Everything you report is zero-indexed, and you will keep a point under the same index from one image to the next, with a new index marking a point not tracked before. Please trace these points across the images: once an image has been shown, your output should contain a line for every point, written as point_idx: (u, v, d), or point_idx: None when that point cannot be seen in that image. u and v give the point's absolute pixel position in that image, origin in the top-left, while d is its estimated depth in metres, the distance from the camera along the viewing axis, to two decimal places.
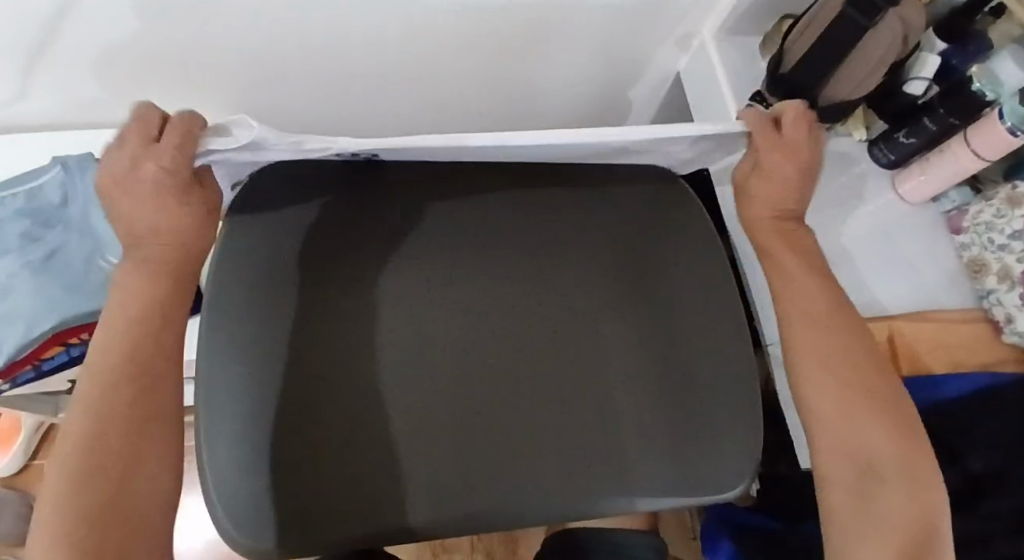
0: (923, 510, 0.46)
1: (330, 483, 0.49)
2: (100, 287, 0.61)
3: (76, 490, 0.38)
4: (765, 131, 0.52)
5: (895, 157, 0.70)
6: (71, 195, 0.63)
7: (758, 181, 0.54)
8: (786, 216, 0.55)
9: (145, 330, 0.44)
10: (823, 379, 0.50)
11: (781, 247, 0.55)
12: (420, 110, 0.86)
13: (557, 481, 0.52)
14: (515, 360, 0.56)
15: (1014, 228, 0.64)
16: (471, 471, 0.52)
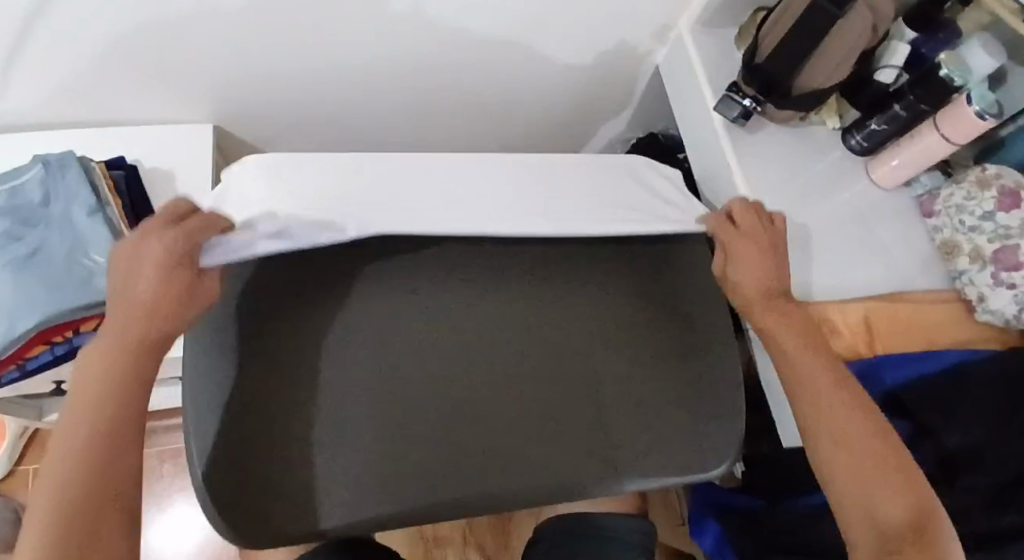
0: None
1: (272, 467, 0.49)
2: (83, 284, 0.60)
3: (56, 490, 0.40)
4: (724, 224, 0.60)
5: (868, 145, 0.72)
6: (55, 193, 0.63)
7: (737, 265, 0.57)
8: (773, 293, 0.57)
9: (124, 340, 0.44)
10: (833, 447, 0.49)
11: (776, 321, 0.56)
12: (406, 107, 0.86)
13: (485, 477, 0.51)
14: (465, 366, 0.55)
15: (984, 210, 0.66)
16: (406, 476, 0.50)
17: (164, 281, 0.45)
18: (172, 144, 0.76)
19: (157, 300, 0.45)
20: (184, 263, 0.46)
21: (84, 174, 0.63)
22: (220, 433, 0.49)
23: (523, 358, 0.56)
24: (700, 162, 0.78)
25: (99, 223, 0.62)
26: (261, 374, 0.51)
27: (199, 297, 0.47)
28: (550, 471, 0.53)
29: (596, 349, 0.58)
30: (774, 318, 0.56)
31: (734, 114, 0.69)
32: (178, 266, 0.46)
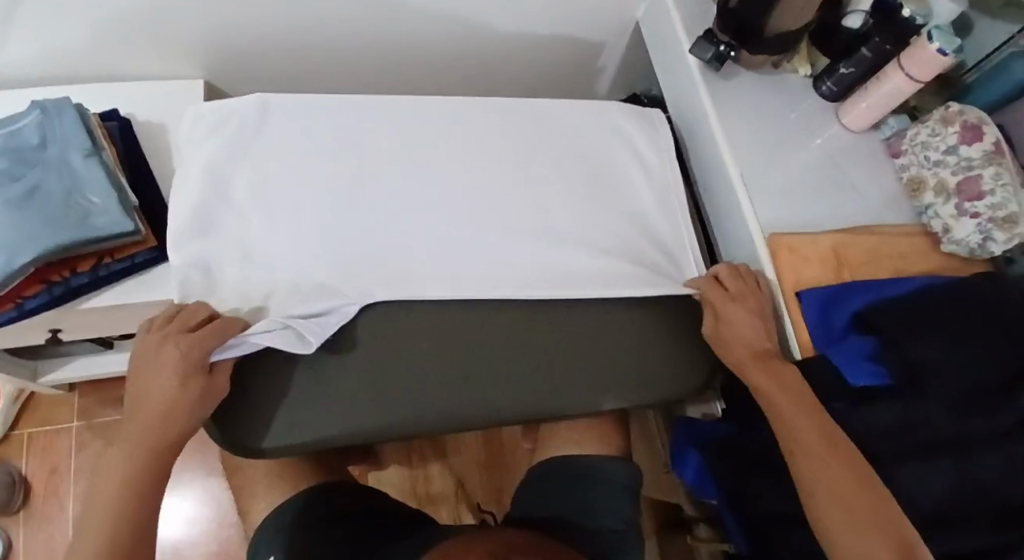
0: None
1: (249, 394, 0.58)
2: (81, 221, 0.62)
3: (98, 530, 0.49)
4: (713, 291, 0.65)
5: (838, 89, 0.75)
6: (50, 136, 0.65)
7: (726, 327, 0.63)
8: (763, 354, 0.61)
9: (152, 419, 0.52)
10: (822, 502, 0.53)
11: (763, 377, 0.59)
12: (386, 57, 0.87)
13: (423, 410, 0.58)
14: (435, 324, 0.62)
15: (947, 145, 0.67)
16: (383, 409, 0.58)
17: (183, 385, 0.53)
18: (160, 98, 0.77)
19: (174, 389, 0.52)
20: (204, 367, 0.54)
21: (81, 119, 0.65)
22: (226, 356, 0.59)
23: (485, 314, 0.63)
24: (678, 110, 0.81)
25: (95, 165, 0.65)
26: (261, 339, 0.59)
27: (216, 387, 0.55)
28: (507, 409, 0.60)
29: (554, 311, 0.64)
30: (766, 379, 0.59)
31: (707, 56, 0.72)
32: (198, 371, 0.54)
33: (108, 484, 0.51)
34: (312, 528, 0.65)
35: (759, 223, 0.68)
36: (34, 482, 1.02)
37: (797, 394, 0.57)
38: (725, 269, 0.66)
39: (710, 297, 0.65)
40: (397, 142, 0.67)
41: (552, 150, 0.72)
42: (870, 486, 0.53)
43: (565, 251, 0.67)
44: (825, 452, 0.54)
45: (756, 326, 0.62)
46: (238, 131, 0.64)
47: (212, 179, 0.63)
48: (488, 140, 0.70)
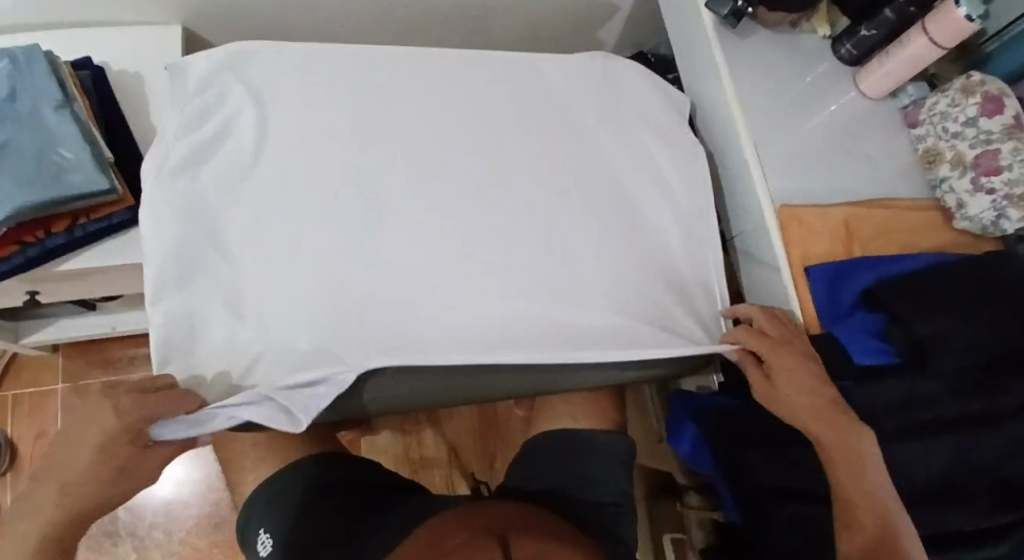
0: None
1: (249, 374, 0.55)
2: (57, 180, 0.59)
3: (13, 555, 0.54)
4: (759, 339, 0.60)
5: (858, 53, 0.71)
6: (19, 87, 0.60)
7: (781, 383, 0.57)
8: (825, 410, 0.55)
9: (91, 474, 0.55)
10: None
11: (825, 433, 0.55)
12: (378, 4, 0.81)
13: (441, 384, 0.56)
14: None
15: (967, 116, 0.64)
16: (395, 382, 0.56)
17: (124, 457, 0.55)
18: (137, 49, 0.72)
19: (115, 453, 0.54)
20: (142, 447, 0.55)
21: (53, 71, 0.61)
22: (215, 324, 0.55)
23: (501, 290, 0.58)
24: (688, 70, 0.76)
25: (67, 119, 0.60)
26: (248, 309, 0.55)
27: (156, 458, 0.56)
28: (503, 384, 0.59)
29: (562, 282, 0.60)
30: (830, 434, 0.55)
31: (724, 12, 0.67)
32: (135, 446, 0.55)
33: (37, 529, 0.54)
34: (304, 500, 0.64)
35: (769, 193, 0.65)
36: (20, 445, 1.01)
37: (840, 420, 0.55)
38: (764, 315, 0.61)
39: (756, 347, 0.60)
40: (398, 142, 0.61)
41: (565, 139, 0.66)
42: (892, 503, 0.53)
43: (585, 289, 0.61)
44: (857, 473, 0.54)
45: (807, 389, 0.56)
46: (221, 139, 0.58)
47: (192, 208, 0.56)
48: (493, 100, 0.66)
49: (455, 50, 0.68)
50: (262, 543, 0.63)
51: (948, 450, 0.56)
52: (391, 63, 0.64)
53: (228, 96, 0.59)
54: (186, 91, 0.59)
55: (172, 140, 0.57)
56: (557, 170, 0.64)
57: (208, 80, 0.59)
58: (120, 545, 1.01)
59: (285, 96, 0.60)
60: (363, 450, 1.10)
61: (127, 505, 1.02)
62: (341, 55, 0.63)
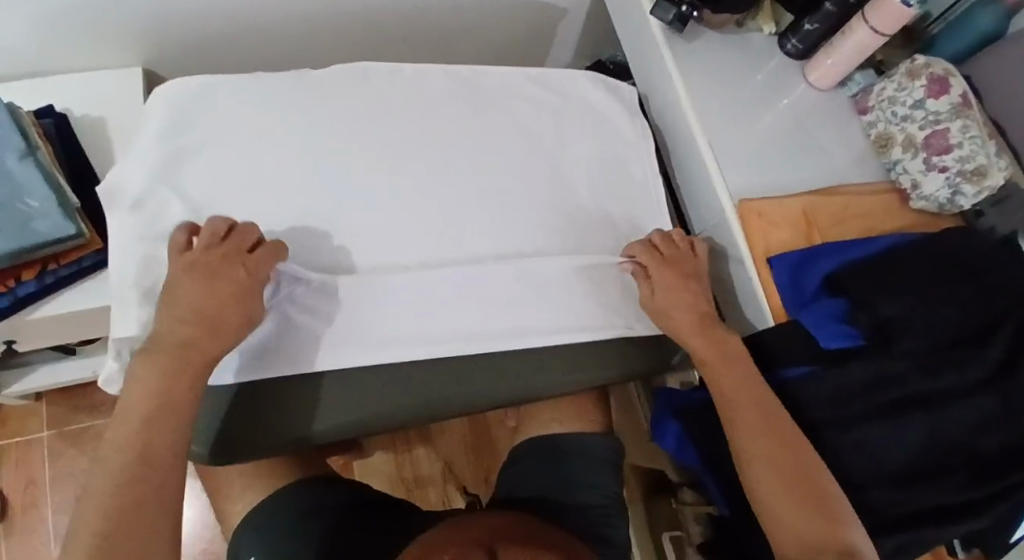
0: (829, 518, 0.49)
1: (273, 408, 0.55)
2: (21, 226, 0.59)
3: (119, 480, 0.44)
4: (649, 253, 0.63)
5: (804, 47, 0.73)
6: None
7: (660, 290, 0.61)
8: (704, 317, 0.60)
9: (208, 326, 0.49)
10: (749, 429, 0.54)
11: (695, 339, 0.59)
12: (337, 32, 0.83)
13: (462, 395, 0.59)
14: (400, 307, 0.57)
15: (914, 98, 0.66)
16: (418, 396, 0.58)
17: (229, 302, 0.50)
18: (100, 95, 0.73)
19: (228, 285, 0.50)
20: (246, 275, 0.50)
21: (11, 117, 0.61)
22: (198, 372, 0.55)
23: (485, 305, 0.59)
24: (641, 74, 0.77)
25: (31, 166, 0.60)
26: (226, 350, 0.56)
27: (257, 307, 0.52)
28: (491, 392, 0.59)
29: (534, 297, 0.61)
30: (695, 337, 0.59)
31: (669, 18, 0.69)
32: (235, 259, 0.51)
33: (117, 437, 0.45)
34: (291, 527, 0.64)
35: (727, 189, 0.66)
36: (9, 494, 0.99)
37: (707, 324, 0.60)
38: (658, 236, 0.64)
39: (644, 260, 0.63)
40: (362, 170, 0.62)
41: (530, 153, 0.65)
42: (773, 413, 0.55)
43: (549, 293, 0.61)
44: (754, 404, 0.55)
45: (696, 288, 0.62)
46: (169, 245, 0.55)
47: (150, 229, 0.55)
48: (452, 117, 0.64)
49: (401, 64, 0.65)
50: None
51: (918, 428, 0.56)
52: (339, 78, 0.62)
53: (177, 137, 0.57)
54: (137, 142, 0.57)
55: (129, 192, 0.56)
56: (526, 189, 0.63)
57: (136, 192, 0.55)
58: None
59: (219, 190, 0.56)
60: (357, 473, 1.10)
61: None
62: (279, 81, 0.60)
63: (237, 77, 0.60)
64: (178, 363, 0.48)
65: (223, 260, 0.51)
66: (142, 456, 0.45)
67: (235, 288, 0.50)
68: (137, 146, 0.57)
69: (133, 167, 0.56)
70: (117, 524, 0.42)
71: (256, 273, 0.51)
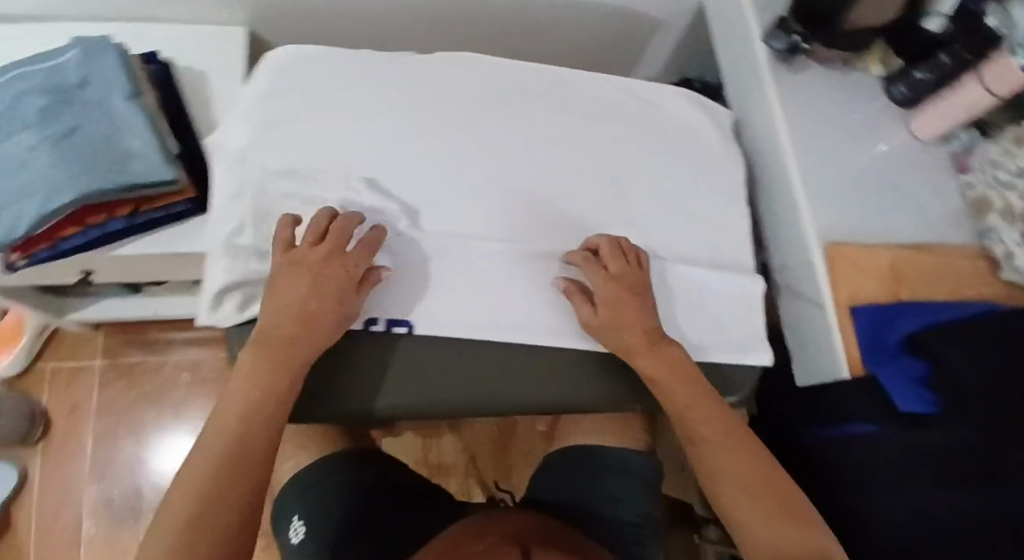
0: (810, 543, 0.48)
1: (336, 371, 0.55)
2: (120, 166, 0.60)
3: (205, 484, 0.45)
4: (593, 265, 0.57)
5: (912, 95, 0.70)
6: (92, 75, 0.62)
7: (612, 314, 0.55)
8: (654, 336, 0.55)
9: (302, 323, 0.49)
10: (717, 446, 0.53)
11: (645, 358, 0.55)
12: (435, 18, 0.83)
13: (520, 392, 0.57)
14: (472, 297, 0.56)
15: (1019, 165, 0.64)
16: (476, 387, 0.56)
17: (327, 297, 0.50)
18: (200, 46, 0.74)
19: (324, 277, 0.50)
20: (346, 276, 0.50)
21: (121, 61, 0.63)
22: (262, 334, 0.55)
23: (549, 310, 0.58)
24: (738, 100, 0.76)
25: (136, 111, 0.62)
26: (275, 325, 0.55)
27: (353, 303, 0.51)
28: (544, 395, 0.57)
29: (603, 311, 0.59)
30: (647, 358, 0.55)
31: (781, 47, 0.68)
32: (337, 255, 0.51)
33: (209, 433, 0.47)
34: (336, 496, 0.65)
35: (816, 229, 0.63)
36: (54, 416, 1.02)
37: (670, 348, 0.55)
38: (605, 244, 0.58)
39: (589, 272, 0.57)
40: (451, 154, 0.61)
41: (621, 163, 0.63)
42: (739, 429, 0.54)
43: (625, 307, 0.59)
44: (711, 419, 0.53)
45: (645, 307, 0.56)
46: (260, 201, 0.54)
47: (244, 182, 0.55)
48: (546, 117, 0.63)
49: (506, 60, 0.65)
50: (295, 530, 0.65)
51: (982, 508, 0.54)
52: (441, 64, 0.62)
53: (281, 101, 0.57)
54: (243, 103, 0.58)
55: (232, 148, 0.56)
56: (614, 197, 0.62)
57: (235, 148, 0.56)
58: (142, 522, 1.01)
59: (309, 157, 0.56)
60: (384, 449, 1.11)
61: (146, 485, 1.02)
62: (385, 60, 0.61)
63: (343, 52, 0.60)
64: (275, 359, 0.48)
65: (327, 255, 0.51)
66: (228, 470, 0.45)
67: (330, 280, 0.50)
68: (242, 107, 0.58)
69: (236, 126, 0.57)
70: (189, 526, 0.44)
71: (352, 268, 0.51)
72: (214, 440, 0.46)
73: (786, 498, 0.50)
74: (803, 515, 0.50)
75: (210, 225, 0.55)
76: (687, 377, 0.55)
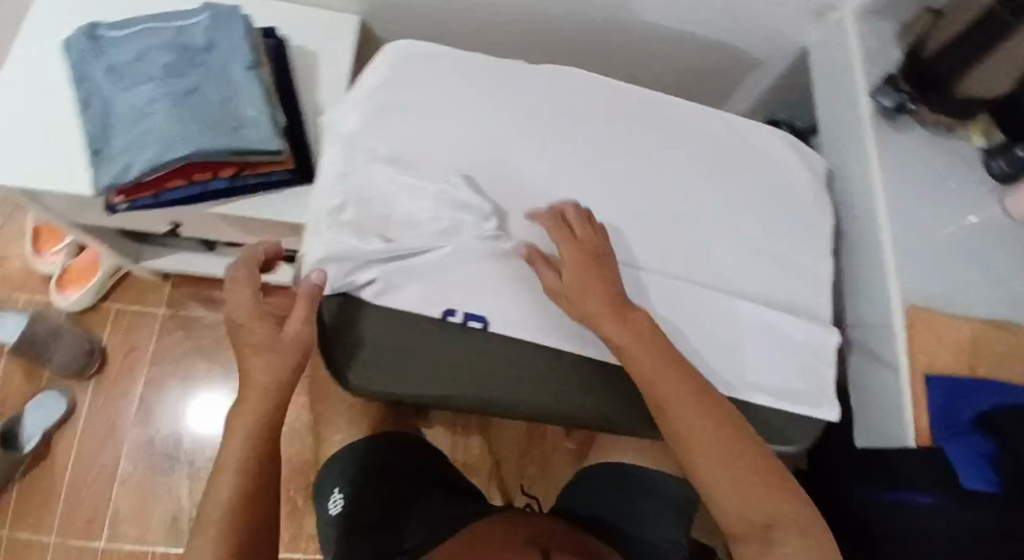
0: (786, 513, 0.49)
1: (404, 353, 0.54)
2: (231, 130, 0.63)
3: (231, 517, 0.51)
4: (558, 229, 0.55)
5: (1010, 170, 0.68)
6: (218, 41, 0.65)
7: (576, 283, 0.53)
8: (619, 302, 0.52)
9: (274, 357, 0.51)
10: (696, 420, 0.50)
11: (607, 321, 0.52)
12: (540, 30, 0.85)
13: (584, 402, 0.56)
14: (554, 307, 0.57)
15: None
16: (541, 389, 0.56)
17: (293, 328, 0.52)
18: (314, 25, 0.77)
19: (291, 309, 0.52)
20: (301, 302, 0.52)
21: (245, 32, 0.66)
22: (334, 311, 0.55)
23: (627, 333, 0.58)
24: (832, 151, 0.75)
25: (254, 80, 0.65)
26: (347, 303, 0.55)
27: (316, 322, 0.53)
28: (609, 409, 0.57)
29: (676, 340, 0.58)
30: (616, 327, 0.52)
31: (888, 104, 0.67)
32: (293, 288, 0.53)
33: (222, 472, 0.52)
34: (378, 478, 0.67)
35: (901, 290, 0.63)
36: (110, 355, 1.07)
37: (637, 314, 0.53)
38: (570, 209, 0.55)
39: (554, 236, 0.54)
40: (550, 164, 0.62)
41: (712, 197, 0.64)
42: (711, 396, 0.52)
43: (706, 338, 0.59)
44: (676, 384, 0.51)
45: (613, 276, 0.53)
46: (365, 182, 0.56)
47: (349, 162, 0.57)
48: (644, 142, 0.64)
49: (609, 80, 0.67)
50: (334, 502, 0.66)
51: None
52: (549, 76, 0.64)
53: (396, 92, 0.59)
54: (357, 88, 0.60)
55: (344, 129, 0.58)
56: (704, 230, 0.62)
57: (346, 131, 0.58)
58: (176, 470, 1.04)
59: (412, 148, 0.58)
60: None
61: (185, 435, 1.05)
62: (495, 64, 0.63)
63: (458, 54, 0.62)
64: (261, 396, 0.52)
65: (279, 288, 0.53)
66: (247, 501, 0.52)
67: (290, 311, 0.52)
68: (357, 91, 0.60)
69: (351, 109, 0.59)
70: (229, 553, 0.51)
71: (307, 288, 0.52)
72: (228, 479, 0.52)
73: (764, 471, 0.50)
74: (778, 485, 0.50)
75: (313, 199, 0.57)
76: (657, 345, 0.52)
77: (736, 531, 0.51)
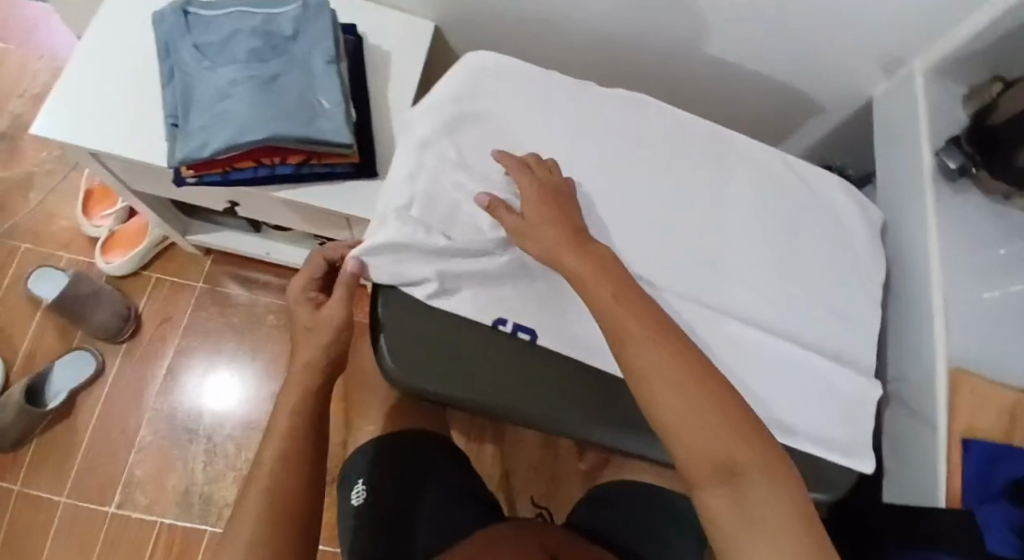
0: (747, 451, 0.44)
1: (447, 353, 0.56)
2: (307, 119, 0.64)
3: (272, 487, 0.53)
4: (519, 170, 0.57)
5: None
6: (303, 32, 0.68)
7: (532, 220, 0.55)
8: (580, 235, 0.54)
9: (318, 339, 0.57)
10: (650, 350, 0.48)
11: (565, 256, 0.53)
12: (610, 53, 0.86)
13: (617, 424, 0.57)
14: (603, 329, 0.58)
15: None
16: (576, 404, 0.56)
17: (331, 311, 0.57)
18: (392, 27, 0.79)
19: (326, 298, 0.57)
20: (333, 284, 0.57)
21: (330, 27, 0.68)
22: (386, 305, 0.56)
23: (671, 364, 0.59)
24: (890, 206, 0.76)
25: (332, 73, 0.67)
26: (402, 302, 0.57)
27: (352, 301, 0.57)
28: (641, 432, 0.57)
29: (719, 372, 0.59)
30: (570, 256, 0.53)
31: (952, 165, 0.67)
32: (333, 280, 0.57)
33: (271, 446, 0.55)
34: (404, 476, 0.67)
35: (947, 352, 0.63)
36: (145, 322, 1.09)
37: (597, 251, 0.54)
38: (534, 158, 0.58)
39: (517, 177, 0.57)
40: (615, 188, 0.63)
41: (768, 238, 0.64)
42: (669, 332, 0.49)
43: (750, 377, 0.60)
44: (636, 316, 0.49)
45: (568, 217, 0.55)
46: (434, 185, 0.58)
47: (418, 162, 0.58)
48: (705, 175, 0.65)
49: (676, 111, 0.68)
50: (357, 493, 0.66)
51: None
52: (619, 102, 0.65)
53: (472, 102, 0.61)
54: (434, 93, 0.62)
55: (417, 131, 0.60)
56: (756, 269, 0.63)
57: (419, 133, 0.60)
58: (194, 444, 1.05)
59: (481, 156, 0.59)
60: None
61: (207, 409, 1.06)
62: (567, 84, 0.64)
63: (534, 72, 0.64)
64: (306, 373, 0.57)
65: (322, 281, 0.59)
66: (291, 472, 0.54)
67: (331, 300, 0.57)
68: (434, 97, 0.61)
69: (427, 112, 0.61)
70: (267, 527, 0.51)
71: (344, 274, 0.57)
72: (274, 452, 0.54)
73: (722, 405, 0.46)
74: (743, 423, 0.45)
75: (383, 193, 0.59)
76: (611, 280, 0.52)
77: (698, 476, 0.44)
